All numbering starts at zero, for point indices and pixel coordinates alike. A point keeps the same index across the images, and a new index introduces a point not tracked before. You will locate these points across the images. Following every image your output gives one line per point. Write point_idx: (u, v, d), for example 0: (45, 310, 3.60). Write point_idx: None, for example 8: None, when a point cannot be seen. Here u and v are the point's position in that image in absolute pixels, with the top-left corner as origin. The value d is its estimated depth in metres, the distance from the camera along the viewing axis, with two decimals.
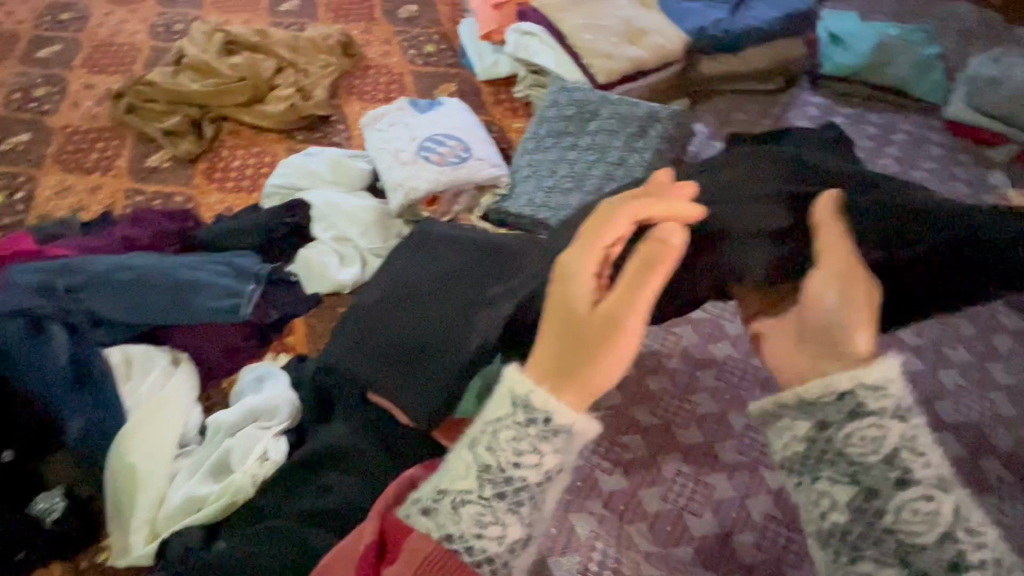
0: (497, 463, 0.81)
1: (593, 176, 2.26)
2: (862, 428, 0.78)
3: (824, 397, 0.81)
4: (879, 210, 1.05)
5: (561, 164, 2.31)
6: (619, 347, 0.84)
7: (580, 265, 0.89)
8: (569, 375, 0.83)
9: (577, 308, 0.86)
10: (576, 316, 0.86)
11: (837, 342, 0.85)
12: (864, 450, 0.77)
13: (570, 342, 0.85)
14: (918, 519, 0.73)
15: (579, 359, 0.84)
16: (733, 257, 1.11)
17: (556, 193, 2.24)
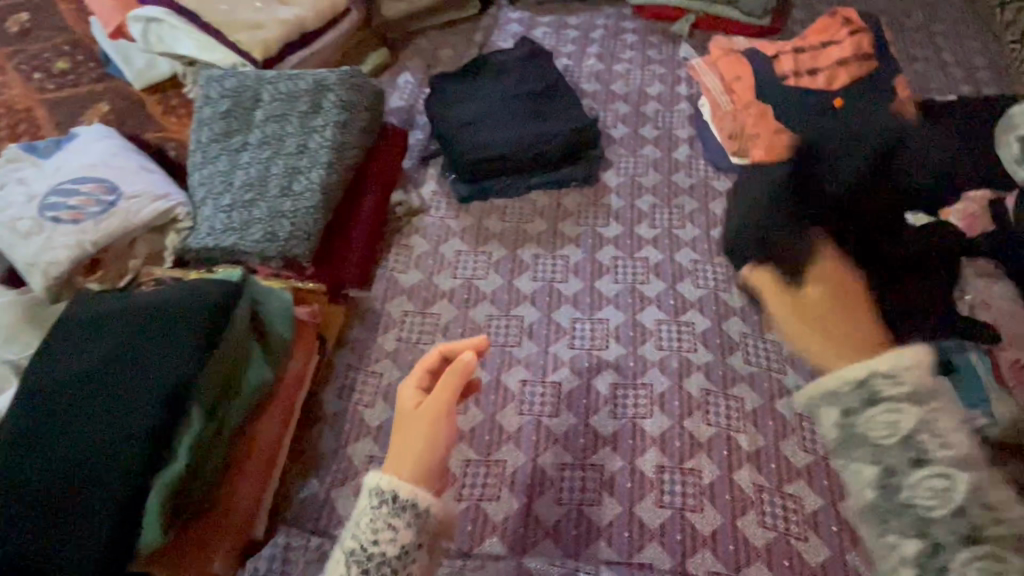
0: (361, 543, 0.72)
1: (274, 179, 1.18)
2: (877, 411, 0.64)
3: (848, 393, 0.66)
4: (921, 305, 1.00)
5: (221, 159, 1.22)
6: (440, 429, 0.78)
7: (416, 393, 0.83)
8: (416, 462, 0.76)
9: (405, 403, 0.81)
10: (422, 418, 0.79)
11: (893, 365, 0.64)
12: (878, 435, 0.64)
13: (401, 433, 0.79)
14: (925, 490, 0.61)
15: (411, 442, 0.78)
16: (757, 341, 0.97)
17: (223, 222, 1.16)
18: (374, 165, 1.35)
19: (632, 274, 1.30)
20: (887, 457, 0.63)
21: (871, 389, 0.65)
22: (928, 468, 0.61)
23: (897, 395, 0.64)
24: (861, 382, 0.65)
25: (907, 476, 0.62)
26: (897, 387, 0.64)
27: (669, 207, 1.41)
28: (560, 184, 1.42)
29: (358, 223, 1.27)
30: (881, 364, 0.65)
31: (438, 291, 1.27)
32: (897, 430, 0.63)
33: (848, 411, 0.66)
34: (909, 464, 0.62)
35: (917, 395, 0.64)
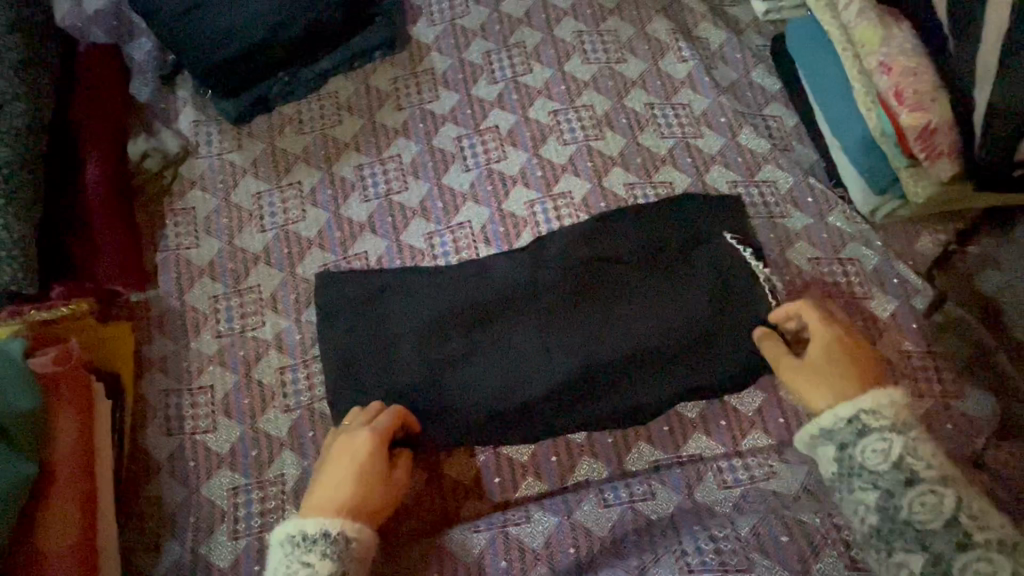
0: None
1: None
2: (870, 441, 0.65)
3: (839, 429, 0.67)
4: (700, 287, 0.88)
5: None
6: (378, 500, 0.71)
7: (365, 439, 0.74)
8: (344, 501, 0.68)
9: (359, 442, 0.73)
10: (339, 478, 0.70)
11: (877, 404, 0.66)
12: (874, 463, 0.64)
13: (351, 467, 0.71)
14: (923, 509, 0.61)
15: (342, 494, 0.69)
16: (459, 403, 0.84)
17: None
18: (81, 119, 0.94)
19: (485, 152, 1.02)
20: (882, 480, 0.63)
21: (859, 423, 0.66)
22: (919, 488, 0.62)
23: (884, 430, 0.65)
24: (843, 419, 0.67)
25: (903, 498, 0.62)
26: (881, 421, 0.65)
27: (508, 49, 1.08)
28: (361, 60, 1.06)
29: (91, 203, 0.90)
30: (866, 402, 0.66)
31: (249, 256, 0.96)
32: (890, 459, 0.63)
33: (846, 445, 0.66)
34: (953, 548, 0.59)
35: (902, 429, 0.65)
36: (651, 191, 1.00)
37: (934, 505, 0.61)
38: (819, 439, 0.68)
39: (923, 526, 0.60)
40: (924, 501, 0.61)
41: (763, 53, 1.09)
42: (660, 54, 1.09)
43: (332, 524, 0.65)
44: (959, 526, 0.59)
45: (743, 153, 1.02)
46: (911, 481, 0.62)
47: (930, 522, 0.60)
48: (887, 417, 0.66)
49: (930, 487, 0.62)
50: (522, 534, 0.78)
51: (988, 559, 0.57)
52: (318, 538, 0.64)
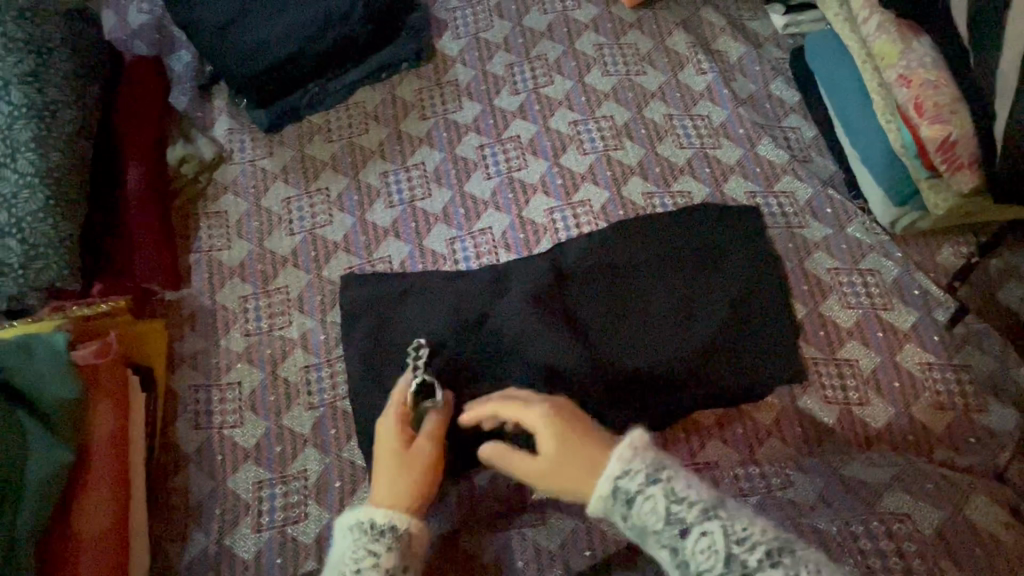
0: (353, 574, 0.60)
1: None
2: (648, 497, 0.69)
3: (614, 505, 0.70)
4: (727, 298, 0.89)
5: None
6: (422, 485, 0.67)
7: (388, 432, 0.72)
8: (396, 490, 0.66)
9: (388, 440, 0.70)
10: (381, 470, 0.68)
11: (632, 464, 0.70)
12: (653, 519, 0.68)
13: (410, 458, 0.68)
14: (703, 552, 0.64)
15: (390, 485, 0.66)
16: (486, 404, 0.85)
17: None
18: (124, 128, 0.99)
19: (506, 161, 1.04)
20: (669, 530, 0.66)
21: (622, 488, 0.69)
22: (694, 532, 0.66)
23: (648, 484, 0.69)
24: (616, 480, 0.71)
25: (688, 553, 0.65)
26: (636, 475, 0.70)
27: (530, 61, 1.11)
28: (388, 71, 1.10)
29: (131, 207, 0.94)
30: (617, 465, 0.72)
31: (277, 258, 1.00)
32: (667, 511, 0.67)
33: (628, 507, 0.70)
34: (740, 573, 0.62)
35: (659, 471, 0.70)
36: (669, 201, 1.02)
37: (711, 545, 0.64)
38: (603, 500, 0.71)
39: (708, 570, 0.63)
40: (702, 542, 0.65)
41: (782, 66, 1.10)
42: (679, 66, 1.11)
43: (401, 519, 0.63)
44: (734, 560, 0.63)
45: (761, 164, 1.03)
46: (686, 531, 0.66)
47: (712, 565, 0.64)
48: (642, 460, 0.71)
49: (705, 528, 0.65)
50: (538, 536, 0.80)
51: (770, 574, 0.61)
52: (386, 531, 0.62)
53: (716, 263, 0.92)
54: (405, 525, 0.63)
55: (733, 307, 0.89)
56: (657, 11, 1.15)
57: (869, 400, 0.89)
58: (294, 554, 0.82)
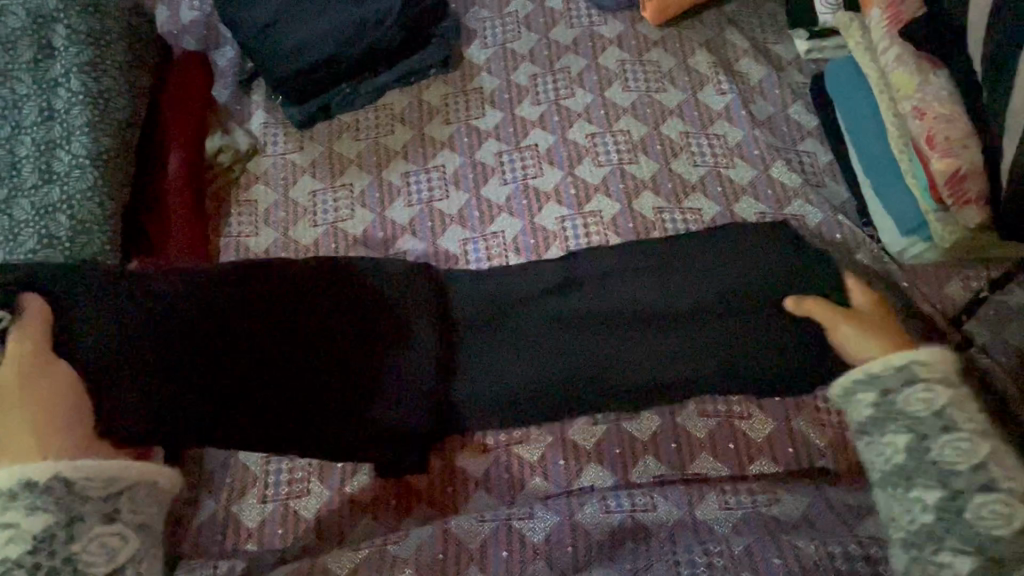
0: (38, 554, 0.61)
1: (25, 164, 0.89)
2: (915, 390, 0.69)
3: (862, 390, 0.72)
4: (708, 316, 0.90)
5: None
6: (71, 438, 0.69)
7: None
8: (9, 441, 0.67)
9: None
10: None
11: (924, 361, 0.71)
12: (916, 410, 0.68)
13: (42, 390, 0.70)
14: (953, 452, 0.65)
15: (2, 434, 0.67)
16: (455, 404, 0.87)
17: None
18: (169, 119, 1.07)
19: (523, 168, 1.08)
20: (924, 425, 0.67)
21: (909, 372, 0.70)
22: (958, 433, 0.66)
23: (932, 381, 0.69)
24: (896, 366, 0.71)
25: (936, 441, 0.66)
26: (934, 373, 0.70)
27: (554, 73, 1.15)
28: (416, 76, 1.15)
29: (171, 192, 1.01)
30: (899, 360, 0.71)
31: (300, 247, 1.05)
32: (932, 407, 0.68)
33: (889, 392, 0.71)
34: (975, 487, 0.63)
35: (952, 385, 0.69)
36: (679, 216, 1.04)
37: (965, 449, 0.65)
38: (867, 382, 0.72)
39: (950, 464, 0.65)
40: (957, 446, 0.65)
41: (802, 90, 1.11)
42: (699, 86, 1.13)
43: (39, 471, 0.64)
44: (986, 470, 0.64)
45: (773, 186, 1.05)
46: (950, 426, 0.66)
47: (959, 463, 0.64)
48: (938, 370, 0.70)
49: (967, 434, 0.66)
50: (523, 527, 0.82)
51: (1007, 502, 0.62)
52: (20, 492, 0.63)
53: (724, 286, 0.93)
54: (54, 479, 0.64)
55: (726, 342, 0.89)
56: (682, 31, 1.18)
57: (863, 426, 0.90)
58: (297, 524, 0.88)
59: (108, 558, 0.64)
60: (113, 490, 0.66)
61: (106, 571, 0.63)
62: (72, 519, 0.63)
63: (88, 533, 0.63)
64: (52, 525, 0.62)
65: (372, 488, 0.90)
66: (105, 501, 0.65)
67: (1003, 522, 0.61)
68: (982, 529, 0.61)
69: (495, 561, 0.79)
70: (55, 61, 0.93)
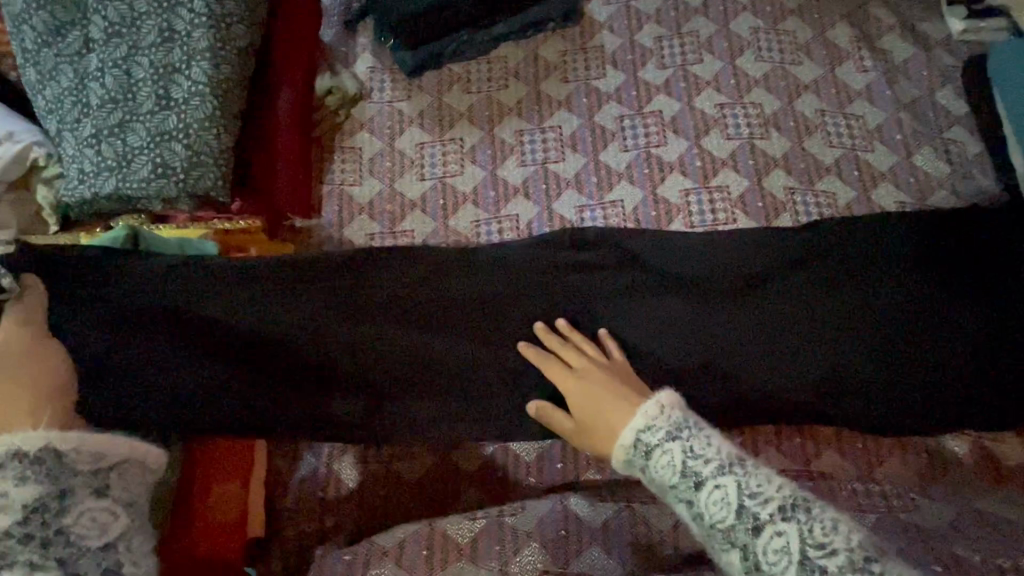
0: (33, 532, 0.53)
1: (140, 86, 0.84)
2: None
3: (632, 459, 0.57)
4: (872, 322, 0.86)
5: (62, 72, 0.86)
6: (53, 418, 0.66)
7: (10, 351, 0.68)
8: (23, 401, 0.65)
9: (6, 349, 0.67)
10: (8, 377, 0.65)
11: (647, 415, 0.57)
12: None
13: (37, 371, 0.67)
14: None
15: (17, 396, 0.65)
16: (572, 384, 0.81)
17: (92, 161, 0.83)
18: (279, 51, 1.00)
19: (645, 135, 1.02)
20: (677, 492, 0.54)
21: (642, 445, 0.56)
22: None
23: None
24: None
25: (698, 505, 0.52)
26: None
27: (681, 37, 1.07)
28: (534, 29, 1.08)
29: (280, 130, 0.96)
30: (638, 419, 0.57)
31: (406, 201, 1.00)
32: (676, 470, 0.54)
33: None
34: None
35: None
36: (812, 199, 0.98)
37: None
38: None
39: (721, 525, 0.51)
40: None
41: (952, 74, 1.03)
42: (839, 61, 1.05)
43: (30, 441, 0.55)
44: None
45: (916, 174, 0.98)
46: None
47: (726, 518, 0.51)
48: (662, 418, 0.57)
49: (712, 479, 0.52)
50: (648, 511, 0.77)
51: None
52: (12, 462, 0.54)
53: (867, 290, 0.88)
54: (45, 449, 0.56)
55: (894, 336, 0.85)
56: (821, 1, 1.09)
57: (1003, 437, 0.86)
58: (396, 487, 0.85)
59: (101, 532, 0.56)
60: (103, 464, 0.59)
61: (99, 546, 0.55)
62: (62, 492, 0.55)
63: (80, 506, 0.56)
64: (43, 497, 0.54)
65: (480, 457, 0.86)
66: (95, 476, 0.58)
67: None
68: None
69: (620, 544, 0.75)
70: None
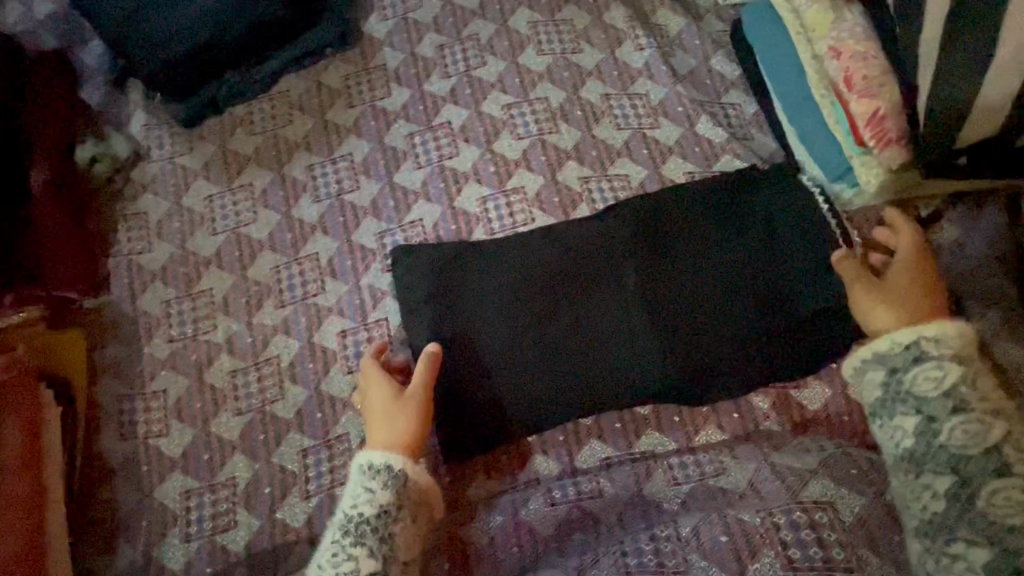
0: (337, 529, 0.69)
1: None
2: (924, 367, 0.66)
3: (896, 355, 0.69)
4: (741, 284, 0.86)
5: None
6: None
7: None
8: None
9: None
10: None
11: (943, 333, 0.68)
12: (924, 390, 0.66)
13: None
14: (963, 435, 0.63)
15: None
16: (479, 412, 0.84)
17: None
18: (26, 125, 0.94)
19: (438, 149, 1.00)
20: (927, 405, 0.65)
21: (917, 350, 0.68)
22: (966, 415, 0.63)
23: (944, 358, 0.66)
24: (902, 345, 0.69)
25: (946, 423, 0.64)
26: (942, 348, 0.67)
27: (461, 42, 1.06)
28: (312, 58, 1.05)
29: (38, 210, 0.90)
30: (931, 330, 0.68)
31: (200, 260, 0.96)
32: (942, 387, 0.65)
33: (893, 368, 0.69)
34: (990, 474, 0.61)
35: (963, 361, 0.67)
36: (606, 185, 0.99)
37: (976, 432, 0.63)
38: (873, 363, 0.70)
39: (961, 452, 0.62)
40: (966, 429, 0.63)
41: (723, 39, 1.06)
42: (617, 43, 1.06)
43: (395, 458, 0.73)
44: (1000, 454, 0.61)
45: (700, 143, 1.00)
46: (958, 407, 0.64)
47: (969, 449, 0.62)
48: (950, 345, 0.67)
49: (977, 415, 0.63)
50: (469, 533, 0.80)
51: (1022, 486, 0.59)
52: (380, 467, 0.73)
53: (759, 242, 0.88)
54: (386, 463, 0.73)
55: (767, 286, 0.86)
56: None
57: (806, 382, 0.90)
58: (223, 560, 0.82)
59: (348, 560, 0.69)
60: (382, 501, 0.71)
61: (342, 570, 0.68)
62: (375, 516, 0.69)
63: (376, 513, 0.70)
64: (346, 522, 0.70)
65: (305, 511, 0.84)
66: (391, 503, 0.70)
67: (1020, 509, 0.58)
68: (993, 517, 0.59)
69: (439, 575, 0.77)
70: None
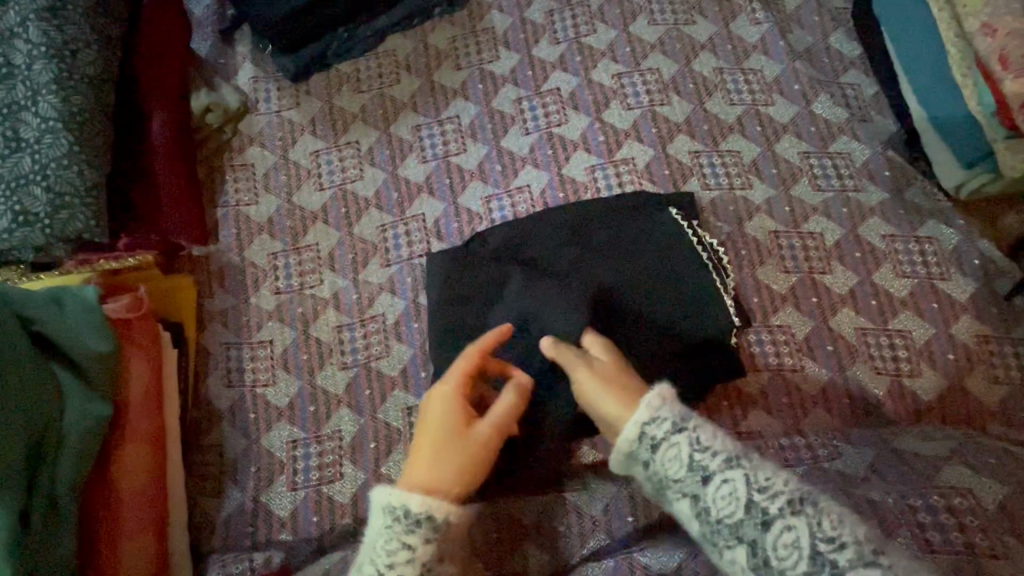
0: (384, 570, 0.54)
1: None
2: (665, 455, 0.53)
3: (636, 451, 0.54)
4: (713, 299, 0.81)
5: None
6: None
7: None
8: None
9: None
10: None
11: (658, 405, 0.54)
12: (676, 472, 0.52)
13: None
14: (727, 501, 0.50)
15: None
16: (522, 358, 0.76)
17: None
18: (143, 66, 0.94)
19: (546, 115, 0.99)
20: (689, 486, 0.51)
21: (647, 439, 0.54)
22: (717, 483, 0.50)
23: (672, 437, 0.53)
24: (637, 439, 0.54)
25: (709, 501, 0.51)
26: (664, 427, 0.53)
27: (571, 8, 1.04)
28: (419, 18, 1.03)
29: (155, 155, 0.90)
30: (643, 411, 0.54)
31: (307, 214, 0.96)
32: (686, 467, 0.52)
33: (647, 461, 0.54)
34: (761, 528, 0.48)
35: (688, 425, 0.53)
36: (717, 160, 0.97)
37: (737, 495, 0.50)
38: (627, 458, 0.55)
39: (728, 520, 0.49)
40: (728, 495, 0.50)
41: (841, 18, 1.04)
42: (732, 16, 1.04)
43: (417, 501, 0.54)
44: (760, 508, 0.49)
45: (816, 122, 0.98)
46: (708, 478, 0.51)
47: (733, 512, 0.49)
48: (671, 411, 0.54)
49: (732, 476, 0.50)
50: (578, 499, 0.79)
51: (790, 527, 0.47)
52: (405, 512, 0.54)
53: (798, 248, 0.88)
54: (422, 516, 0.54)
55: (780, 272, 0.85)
56: None
57: (920, 372, 0.87)
58: (330, 509, 0.82)
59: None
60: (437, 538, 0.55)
61: None
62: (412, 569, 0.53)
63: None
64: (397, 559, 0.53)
65: None
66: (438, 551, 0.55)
67: (801, 554, 0.47)
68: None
69: (554, 538, 0.76)
70: (7, 8, 0.81)
